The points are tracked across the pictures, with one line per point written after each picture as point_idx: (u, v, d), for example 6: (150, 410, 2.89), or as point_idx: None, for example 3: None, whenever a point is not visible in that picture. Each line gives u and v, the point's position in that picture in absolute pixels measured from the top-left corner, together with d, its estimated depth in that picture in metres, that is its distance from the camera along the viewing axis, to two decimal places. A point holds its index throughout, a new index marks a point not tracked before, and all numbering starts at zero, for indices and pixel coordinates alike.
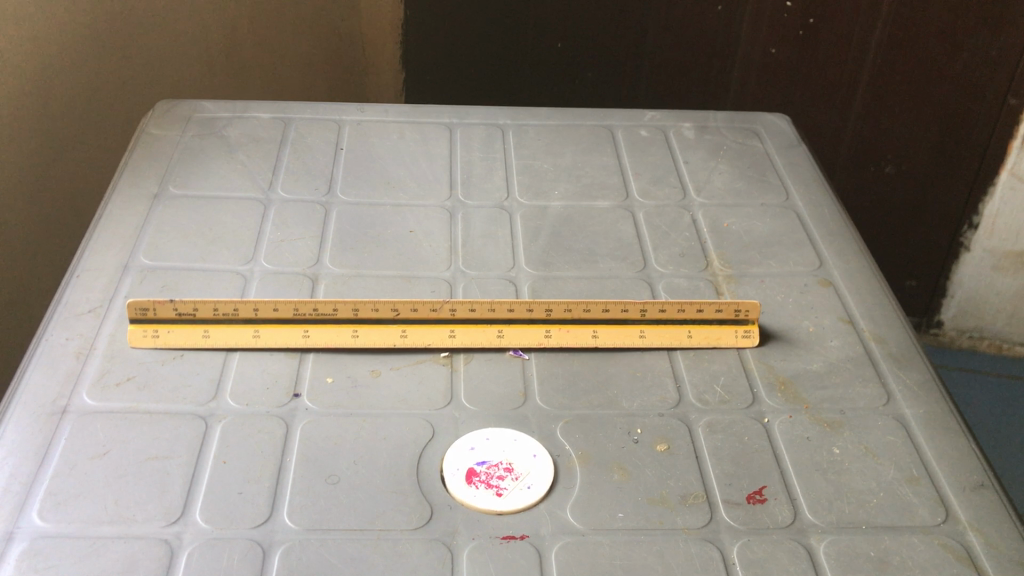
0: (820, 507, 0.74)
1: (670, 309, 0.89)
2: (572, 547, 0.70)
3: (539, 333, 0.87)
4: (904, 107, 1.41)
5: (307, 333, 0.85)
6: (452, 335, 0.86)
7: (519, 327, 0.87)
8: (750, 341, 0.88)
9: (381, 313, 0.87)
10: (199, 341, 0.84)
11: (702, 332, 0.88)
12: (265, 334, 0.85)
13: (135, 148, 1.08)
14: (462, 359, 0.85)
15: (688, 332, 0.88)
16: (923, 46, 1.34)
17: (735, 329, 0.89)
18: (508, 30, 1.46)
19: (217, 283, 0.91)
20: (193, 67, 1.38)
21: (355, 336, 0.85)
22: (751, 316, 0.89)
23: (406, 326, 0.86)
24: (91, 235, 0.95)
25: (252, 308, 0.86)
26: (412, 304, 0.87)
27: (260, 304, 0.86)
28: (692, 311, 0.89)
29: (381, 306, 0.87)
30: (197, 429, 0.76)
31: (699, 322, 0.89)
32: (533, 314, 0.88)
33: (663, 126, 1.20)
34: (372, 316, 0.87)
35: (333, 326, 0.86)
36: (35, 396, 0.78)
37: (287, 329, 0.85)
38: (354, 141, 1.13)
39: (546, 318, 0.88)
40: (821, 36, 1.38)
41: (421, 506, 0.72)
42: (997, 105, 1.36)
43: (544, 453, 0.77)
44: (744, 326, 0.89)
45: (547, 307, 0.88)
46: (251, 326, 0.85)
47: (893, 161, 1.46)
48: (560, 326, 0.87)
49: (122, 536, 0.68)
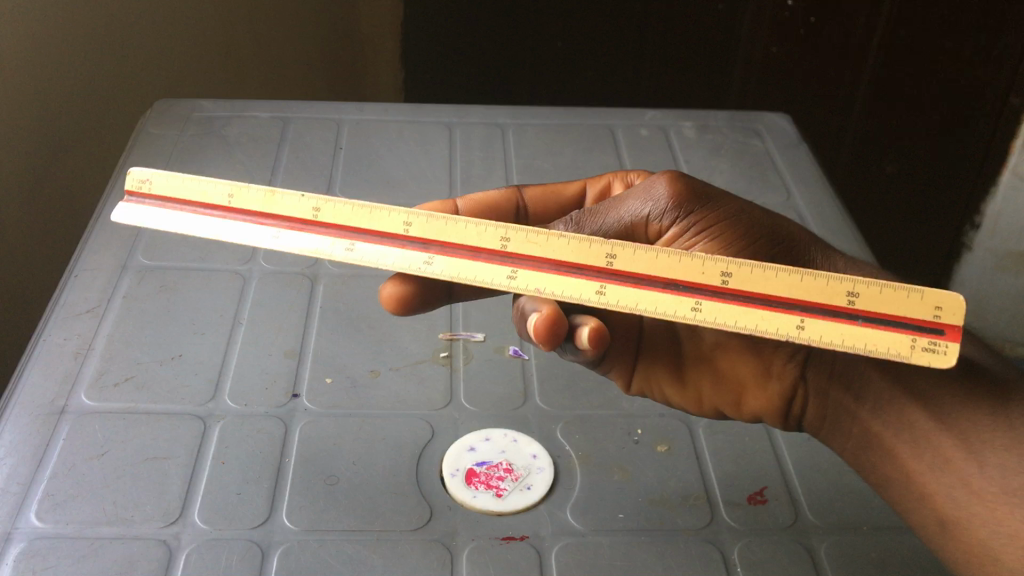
0: (821, 508, 0.74)
1: (750, 268, 0.62)
2: (572, 547, 0.70)
3: (590, 289, 0.62)
4: (907, 106, 1.34)
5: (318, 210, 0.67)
6: (505, 245, 0.64)
7: (568, 257, 0.64)
8: (942, 361, 0.58)
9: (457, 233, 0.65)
10: (197, 186, 0.69)
11: (847, 335, 0.59)
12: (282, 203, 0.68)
13: (132, 147, 1.08)
14: (507, 274, 0.63)
15: (724, 274, 0.62)
16: (923, 45, 1.28)
17: (914, 337, 0.58)
18: (508, 29, 1.45)
19: (169, 223, 0.68)
20: (190, 66, 1.38)
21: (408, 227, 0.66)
22: (948, 320, 0.58)
23: (436, 248, 0.65)
24: (90, 235, 0.95)
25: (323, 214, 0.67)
26: (482, 224, 0.65)
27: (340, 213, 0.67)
28: (868, 292, 0.60)
29: (415, 220, 0.66)
30: (196, 429, 0.76)
31: (871, 300, 0.60)
32: (582, 260, 0.63)
33: (663, 126, 1.19)
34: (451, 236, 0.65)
35: (350, 207, 0.67)
36: (34, 396, 0.78)
37: (270, 215, 0.67)
38: (354, 140, 1.12)
39: (607, 270, 0.63)
40: (824, 34, 1.36)
41: (421, 507, 0.72)
42: (997, 104, 1.21)
43: (545, 454, 0.76)
44: (931, 333, 0.58)
45: (608, 251, 0.63)
46: (205, 211, 0.68)
47: (893, 161, 1.40)
48: (623, 280, 0.63)
49: (120, 537, 0.68)
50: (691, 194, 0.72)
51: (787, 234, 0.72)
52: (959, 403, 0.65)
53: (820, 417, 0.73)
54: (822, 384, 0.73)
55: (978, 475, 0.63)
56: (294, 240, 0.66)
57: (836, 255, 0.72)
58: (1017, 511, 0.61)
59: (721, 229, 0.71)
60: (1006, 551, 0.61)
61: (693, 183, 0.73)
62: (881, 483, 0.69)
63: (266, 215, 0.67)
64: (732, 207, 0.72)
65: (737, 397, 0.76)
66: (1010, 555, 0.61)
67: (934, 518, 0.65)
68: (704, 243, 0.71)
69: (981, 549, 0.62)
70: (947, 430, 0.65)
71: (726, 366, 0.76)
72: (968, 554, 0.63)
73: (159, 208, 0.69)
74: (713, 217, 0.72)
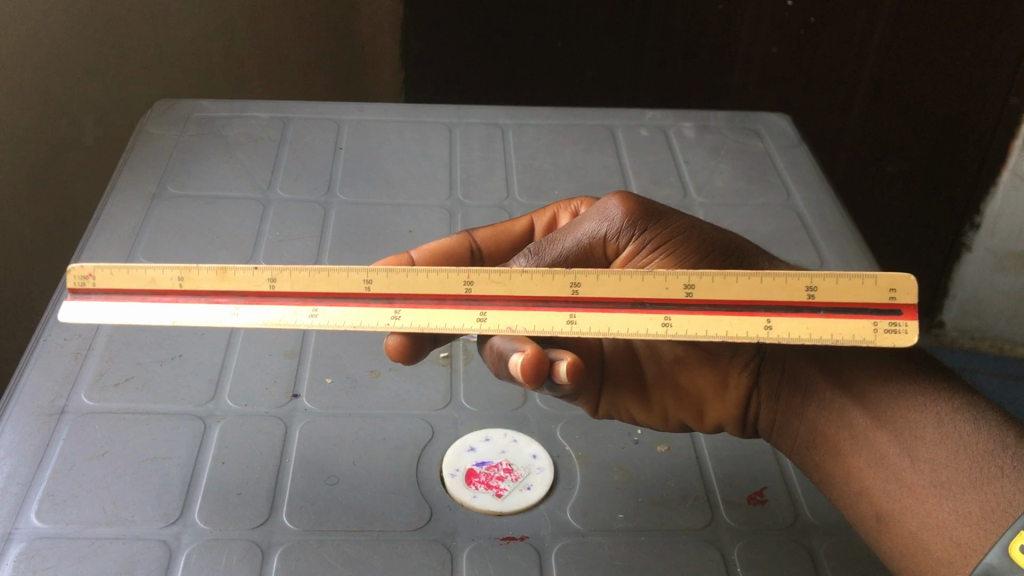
0: (821, 508, 0.74)
1: (711, 277, 0.62)
2: (572, 547, 0.70)
3: (559, 320, 0.62)
4: (908, 108, 1.33)
5: (274, 281, 0.66)
6: (469, 288, 0.64)
7: (533, 290, 0.64)
8: (906, 340, 0.59)
9: (418, 280, 0.65)
10: (142, 275, 0.67)
11: (816, 330, 0.60)
12: (233, 275, 0.66)
13: (133, 148, 1.08)
14: (476, 316, 0.63)
15: (687, 285, 0.62)
16: (923, 45, 1.27)
17: (875, 321, 0.60)
18: (508, 29, 1.45)
19: (119, 316, 0.66)
20: (190, 65, 1.38)
21: (370, 284, 0.65)
22: (904, 300, 0.59)
23: (401, 300, 0.64)
24: (90, 235, 0.95)
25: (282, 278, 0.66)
26: (443, 271, 0.65)
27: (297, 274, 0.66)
28: (824, 285, 0.61)
29: (374, 276, 0.65)
30: (196, 429, 0.76)
31: (830, 292, 0.60)
32: (549, 292, 0.63)
33: (663, 126, 1.19)
34: (414, 286, 0.65)
35: (307, 272, 0.66)
36: (34, 396, 0.78)
37: (226, 292, 0.66)
38: (354, 141, 1.13)
39: (574, 297, 0.63)
40: (822, 36, 1.35)
41: (421, 507, 0.72)
42: (999, 104, 1.23)
43: (544, 454, 0.76)
44: (889, 314, 0.60)
45: (572, 279, 0.63)
46: (156, 299, 0.66)
47: (893, 162, 1.39)
48: (591, 305, 0.63)
49: (121, 536, 0.68)
50: (643, 211, 0.72)
51: (738, 250, 0.72)
52: (896, 402, 0.66)
53: (772, 421, 0.73)
54: (774, 387, 0.72)
55: (909, 470, 0.63)
56: (255, 313, 0.65)
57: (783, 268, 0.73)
58: (944, 503, 0.61)
59: (676, 247, 0.71)
60: (933, 542, 0.61)
61: (644, 201, 0.72)
62: (826, 477, 0.69)
63: (222, 291, 0.66)
64: (685, 223, 0.72)
65: (699, 407, 0.76)
66: (938, 543, 0.61)
67: (871, 512, 0.65)
68: (661, 260, 0.71)
69: (911, 542, 0.62)
70: (883, 427, 0.65)
71: (686, 380, 0.75)
72: (901, 548, 0.63)
73: (108, 302, 0.66)
74: (667, 229, 0.72)
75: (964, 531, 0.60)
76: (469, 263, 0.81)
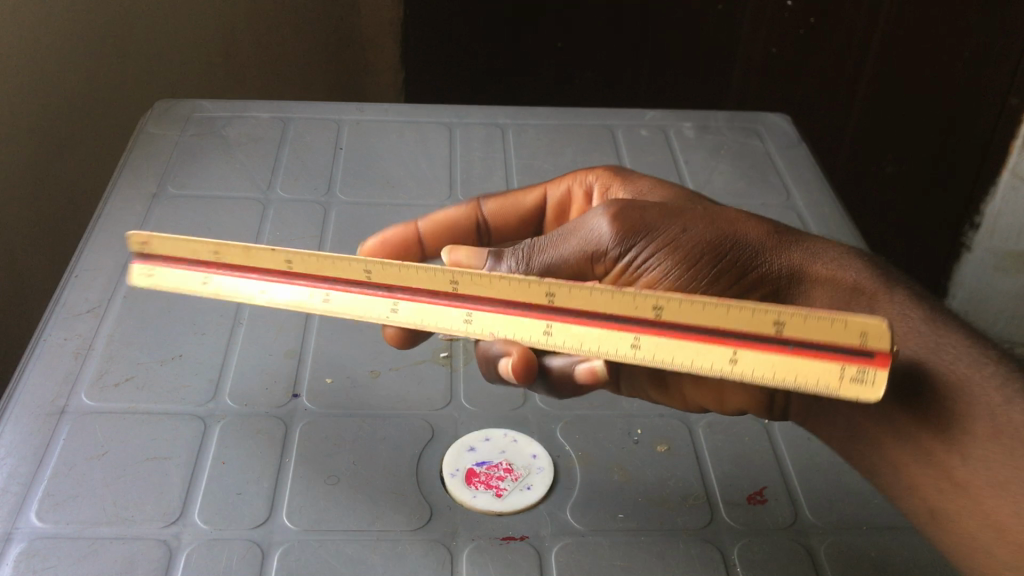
0: (820, 508, 0.74)
1: (680, 300, 0.56)
2: (572, 547, 0.70)
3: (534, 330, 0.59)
4: (907, 107, 1.32)
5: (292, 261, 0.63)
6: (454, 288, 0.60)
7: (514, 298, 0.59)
8: (870, 393, 0.52)
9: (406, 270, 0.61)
10: (183, 245, 0.63)
11: (784, 368, 0.54)
12: (258, 254, 0.62)
13: (134, 148, 1.08)
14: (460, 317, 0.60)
15: (657, 306, 0.56)
16: (923, 45, 1.26)
17: (844, 366, 0.53)
18: (508, 29, 1.45)
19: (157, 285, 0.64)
20: (190, 66, 1.38)
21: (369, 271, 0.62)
22: (876, 345, 0.52)
23: (397, 290, 0.61)
24: (90, 235, 0.95)
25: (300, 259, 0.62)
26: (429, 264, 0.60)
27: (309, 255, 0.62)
28: (793, 321, 0.54)
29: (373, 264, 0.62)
30: (196, 429, 0.76)
31: (800, 328, 0.54)
32: (523, 298, 0.59)
33: (663, 126, 1.19)
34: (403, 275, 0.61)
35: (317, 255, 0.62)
36: (34, 396, 0.78)
37: (252, 269, 0.63)
38: (354, 141, 1.13)
39: (548, 307, 0.59)
40: (822, 36, 1.34)
41: (421, 507, 0.72)
42: (998, 104, 1.23)
43: (544, 454, 0.76)
44: (862, 359, 0.53)
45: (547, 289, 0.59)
46: (198, 271, 0.63)
47: (893, 162, 1.38)
48: (565, 317, 0.59)
49: (121, 536, 0.68)
50: (627, 223, 0.66)
51: (735, 244, 0.67)
52: None
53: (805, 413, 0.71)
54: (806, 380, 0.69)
55: None
56: (279, 294, 0.62)
57: (790, 250, 0.68)
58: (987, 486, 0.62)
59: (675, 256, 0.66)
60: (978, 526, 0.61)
61: (632, 211, 0.67)
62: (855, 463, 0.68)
63: (248, 268, 0.63)
64: (674, 230, 0.67)
65: (718, 395, 0.74)
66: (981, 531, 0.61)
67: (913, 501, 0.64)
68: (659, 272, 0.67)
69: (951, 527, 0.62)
70: None
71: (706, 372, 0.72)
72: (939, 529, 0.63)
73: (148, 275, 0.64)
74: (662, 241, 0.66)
75: (986, 536, 0.60)
76: (476, 235, 0.87)
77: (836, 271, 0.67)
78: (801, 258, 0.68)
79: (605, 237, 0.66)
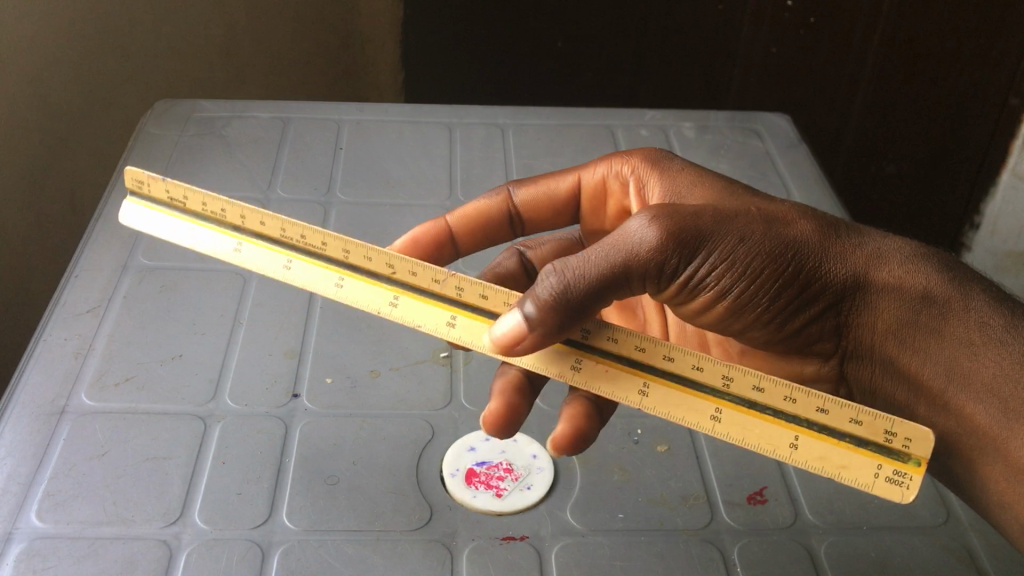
0: (820, 507, 0.74)
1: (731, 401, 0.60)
2: (572, 547, 0.70)
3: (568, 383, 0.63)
4: (908, 108, 1.32)
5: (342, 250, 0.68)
6: (454, 319, 0.65)
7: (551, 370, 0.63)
8: (903, 496, 0.56)
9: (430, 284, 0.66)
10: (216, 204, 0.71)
11: (828, 459, 0.58)
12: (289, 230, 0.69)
13: (133, 148, 1.08)
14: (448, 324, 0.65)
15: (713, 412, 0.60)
16: (924, 45, 1.26)
17: (880, 465, 0.57)
18: (508, 28, 1.44)
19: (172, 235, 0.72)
20: (188, 65, 1.37)
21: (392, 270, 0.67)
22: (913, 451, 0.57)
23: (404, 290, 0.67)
24: (91, 235, 0.95)
25: (342, 249, 0.68)
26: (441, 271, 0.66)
27: (352, 246, 0.68)
28: (835, 415, 0.58)
29: (398, 262, 0.67)
30: (196, 429, 0.76)
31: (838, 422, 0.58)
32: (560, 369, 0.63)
33: (663, 126, 1.19)
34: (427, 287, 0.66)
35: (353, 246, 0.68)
36: (35, 396, 0.78)
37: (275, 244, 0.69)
38: (354, 141, 1.12)
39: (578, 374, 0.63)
40: (823, 36, 1.35)
41: (421, 506, 0.72)
42: (999, 104, 1.22)
43: (545, 453, 0.76)
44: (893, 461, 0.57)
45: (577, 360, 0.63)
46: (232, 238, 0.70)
47: (894, 161, 1.39)
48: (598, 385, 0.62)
49: (120, 536, 0.68)
50: (678, 235, 0.59)
51: (796, 252, 0.62)
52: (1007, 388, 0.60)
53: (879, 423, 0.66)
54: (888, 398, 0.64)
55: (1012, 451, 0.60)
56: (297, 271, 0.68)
57: (852, 254, 0.63)
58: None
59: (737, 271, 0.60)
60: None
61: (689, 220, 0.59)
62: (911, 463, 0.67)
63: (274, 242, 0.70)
64: (730, 241, 0.60)
65: None
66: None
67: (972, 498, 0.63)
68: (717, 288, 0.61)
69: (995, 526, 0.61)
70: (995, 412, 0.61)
71: None
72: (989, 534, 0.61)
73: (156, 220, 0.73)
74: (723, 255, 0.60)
75: None
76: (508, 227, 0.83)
77: (904, 276, 0.63)
78: (865, 261, 0.63)
79: (652, 252, 0.59)
